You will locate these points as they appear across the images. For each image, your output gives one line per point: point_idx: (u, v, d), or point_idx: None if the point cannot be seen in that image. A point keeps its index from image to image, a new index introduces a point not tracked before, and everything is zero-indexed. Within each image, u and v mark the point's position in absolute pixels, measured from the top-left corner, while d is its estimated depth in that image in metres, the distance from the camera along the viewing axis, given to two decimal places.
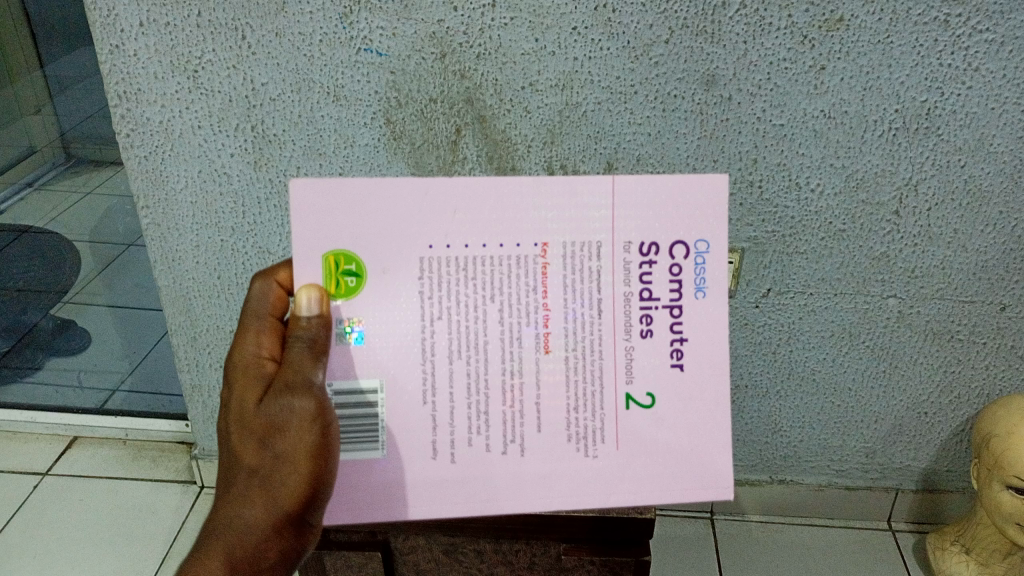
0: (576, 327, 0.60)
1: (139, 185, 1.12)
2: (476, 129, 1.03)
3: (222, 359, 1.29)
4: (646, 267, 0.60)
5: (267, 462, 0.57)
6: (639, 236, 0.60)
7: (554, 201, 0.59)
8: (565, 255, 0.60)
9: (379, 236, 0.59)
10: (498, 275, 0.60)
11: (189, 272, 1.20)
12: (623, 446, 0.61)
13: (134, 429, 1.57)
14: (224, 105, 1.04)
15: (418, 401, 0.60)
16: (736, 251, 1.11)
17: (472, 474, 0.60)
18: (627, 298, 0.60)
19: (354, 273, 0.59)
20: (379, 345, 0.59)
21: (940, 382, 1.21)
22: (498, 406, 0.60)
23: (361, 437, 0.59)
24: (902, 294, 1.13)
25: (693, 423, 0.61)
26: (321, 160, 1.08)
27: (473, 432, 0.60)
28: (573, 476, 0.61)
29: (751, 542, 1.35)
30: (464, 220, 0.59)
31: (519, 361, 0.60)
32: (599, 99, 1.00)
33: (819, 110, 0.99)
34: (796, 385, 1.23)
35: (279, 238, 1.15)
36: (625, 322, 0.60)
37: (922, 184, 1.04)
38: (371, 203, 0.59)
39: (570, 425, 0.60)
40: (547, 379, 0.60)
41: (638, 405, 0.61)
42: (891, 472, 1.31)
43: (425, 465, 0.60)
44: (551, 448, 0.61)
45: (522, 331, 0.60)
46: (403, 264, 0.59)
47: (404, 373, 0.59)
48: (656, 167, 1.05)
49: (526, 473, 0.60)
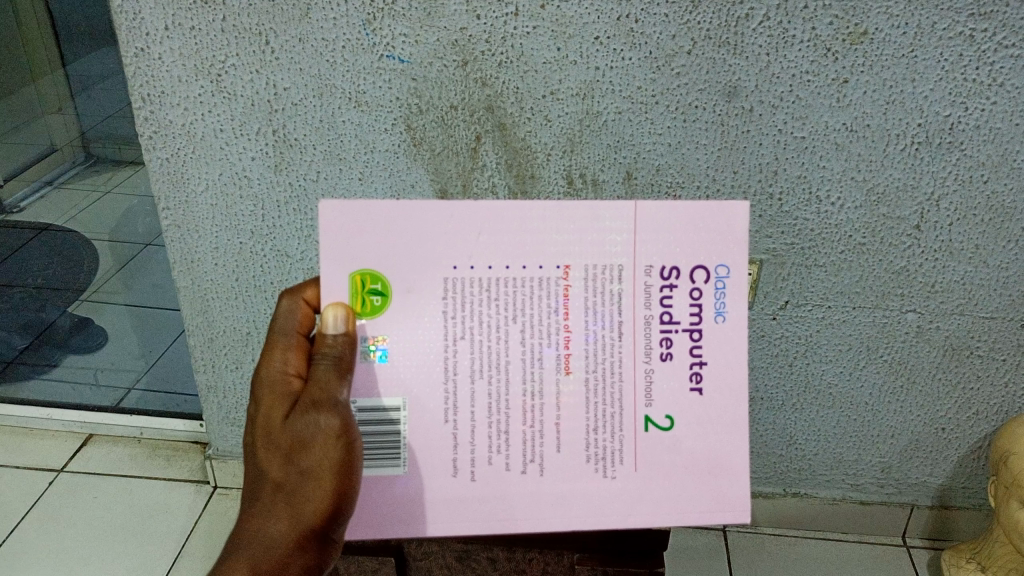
0: (596, 348, 0.61)
1: (160, 187, 1.13)
2: (497, 136, 1.03)
3: (238, 361, 1.29)
4: (667, 291, 0.62)
5: (291, 477, 0.59)
6: (660, 260, 0.61)
7: (576, 225, 0.61)
8: (587, 278, 0.61)
9: (404, 257, 0.60)
10: (520, 296, 0.61)
11: (207, 274, 1.21)
12: (641, 467, 0.62)
13: (148, 428, 1.58)
14: (247, 109, 1.05)
15: (440, 418, 0.61)
16: (755, 263, 1.10)
17: (492, 492, 0.61)
18: (648, 320, 0.61)
19: (379, 293, 0.60)
20: (402, 363, 0.60)
21: (959, 398, 1.19)
22: (518, 425, 0.61)
23: (383, 454, 0.61)
24: (922, 309, 1.12)
25: (711, 446, 0.62)
26: (341, 165, 1.08)
27: (493, 451, 0.61)
28: (591, 497, 0.62)
29: (764, 555, 1.34)
30: (488, 242, 0.61)
31: (540, 382, 0.61)
32: (619, 109, 1.00)
33: (841, 123, 0.99)
34: (812, 398, 1.22)
35: (297, 241, 1.16)
36: (646, 345, 0.61)
37: (943, 199, 1.03)
38: (398, 224, 0.60)
39: (589, 446, 0.62)
40: (567, 399, 0.61)
41: (657, 427, 0.62)
42: (907, 487, 1.30)
43: (446, 482, 0.61)
44: (570, 467, 0.62)
45: (542, 352, 0.61)
46: (428, 284, 0.60)
47: (426, 391, 0.61)
48: (676, 177, 1.05)
49: (545, 492, 0.62)
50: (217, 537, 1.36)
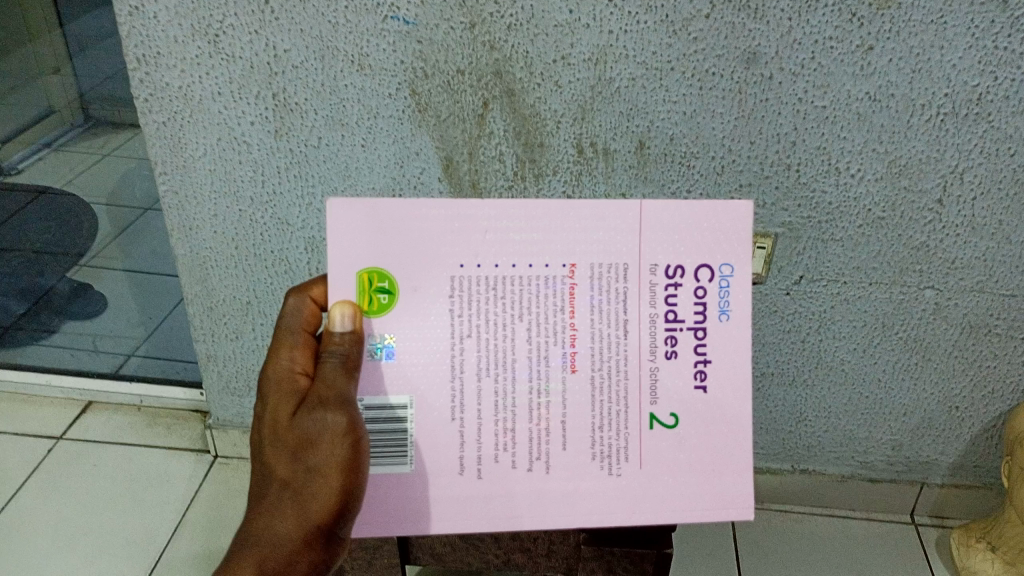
0: (602, 348, 0.66)
1: (157, 151, 1.09)
2: (505, 102, 0.99)
3: (238, 330, 1.27)
4: (671, 289, 0.66)
5: (298, 475, 0.61)
6: (665, 259, 0.66)
7: (583, 225, 0.65)
8: (592, 279, 0.65)
9: (410, 258, 0.64)
10: (528, 296, 0.65)
11: (206, 242, 1.18)
12: (645, 464, 0.66)
13: (149, 396, 1.55)
14: (245, 71, 1.01)
15: (446, 417, 0.65)
16: (769, 236, 1.07)
17: (498, 490, 0.65)
18: (653, 319, 0.66)
19: (386, 291, 0.64)
20: (408, 361, 0.65)
21: (974, 376, 1.17)
22: (524, 423, 0.65)
23: (390, 452, 0.65)
24: (940, 286, 1.09)
25: (713, 443, 0.67)
26: (343, 131, 1.04)
27: (500, 449, 0.65)
28: (598, 494, 0.66)
29: (770, 532, 1.33)
30: (496, 241, 0.65)
31: (546, 380, 0.65)
32: (633, 75, 0.96)
33: (863, 93, 0.95)
34: (823, 374, 1.20)
35: (298, 209, 1.12)
36: (651, 345, 0.66)
37: (968, 172, 1.00)
38: (405, 224, 0.64)
39: (595, 443, 0.66)
40: (572, 397, 0.66)
41: (662, 425, 0.66)
42: (917, 465, 1.28)
43: (453, 480, 0.65)
44: (575, 464, 0.66)
45: (550, 351, 0.65)
46: (435, 284, 0.64)
47: (432, 391, 0.65)
48: (690, 147, 1.01)
49: (552, 489, 0.66)
50: (218, 507, 1.35)
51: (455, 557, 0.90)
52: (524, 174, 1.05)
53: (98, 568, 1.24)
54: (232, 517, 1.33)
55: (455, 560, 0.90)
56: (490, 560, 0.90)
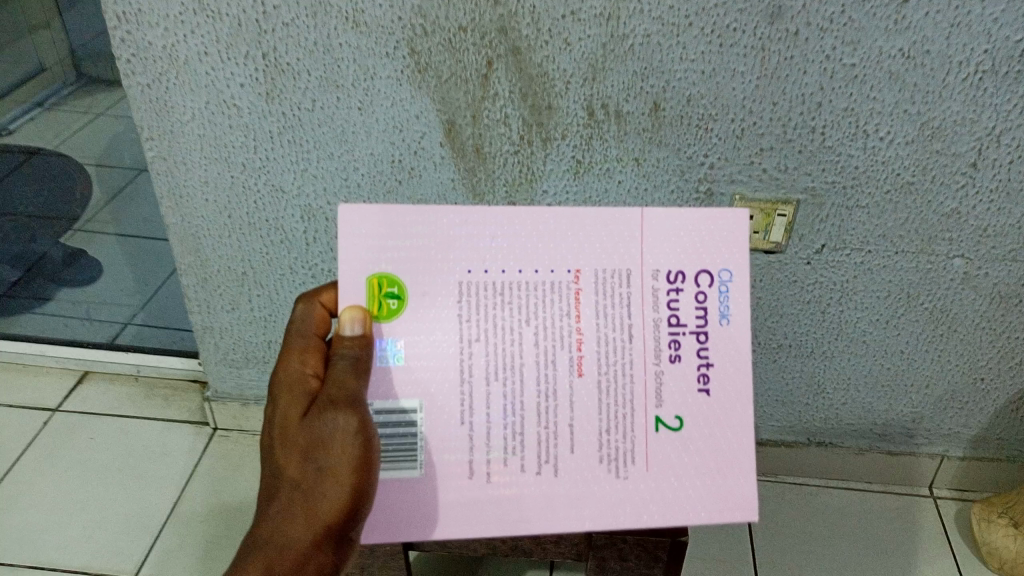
0: (607, 351, 0.65)
1: (143, 115, 1.03)
2: (510, 61, 0.93)
3: (234, 302, 1.22)
4: (674, 294, 0.65)
5: (308, 477, 0.61)
6: (667, 264, 0.65)
7: (586, 231, 0.65)
8: (596, 283, 0.65)
9: (418, 261, 0.64)
10: (533, 300, 0.65)
11: (198, 210, 1.12)
12: (653, 468, 0.64)
13: (145, 366, 1.49)
14: (233, 29, 0.94)
15: (455, 421, 0.64)
16: (791, 203, 1.01)
17: (506, 495, 0.64)
18: (657, 324, 0.65)
19: (396, 296, 0.64)
20: (418, 364, 0.64)
21: (1002, 347, 1.12)
22: (532, 427, 0.64)
23: (401, 456, 0.63)
24: (970, 254, 1.03)
25: (719, 446, 0.65)
26: (338, 93, 0.98)
27: (508, 453, 0.64)
28: (604, 499, 0.64)
29: (783, 506, 1.29)
30: (502, 248, 0.65)
31: (553, 384, 0.64)
32: (648, 31, 0.89)
33: (897, 49, 0.88)
34: (844, 346, 1.15)
35: (293, 175, 1.07)
36: (655, 347, 0.65)
37: (1005, 134, 0.93)
38: (416, 230, 0.64)
39: (601, 448, 0.65)
40: (579, 400, 0.65)
41: (668, 427, 0.65)
42: (938, 438, 1.24)
43: (461, 485, 0.64)
44: (583, 470, 0.64)
45: (556, 354, 0.65)
46: (444, 289, 0.64)
47: (441, 394, 0.64)
48: (708, 109, 0.95)
49: (559, 494, 0.64)
50: (218, 482, 1.32)
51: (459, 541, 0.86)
52: (530, 138, 0.99)
53: (97, 545, 1.21)
54: (233, 493, 1.30)
55: (460, 545, 0.87)
56: (497, 544, 0.86)
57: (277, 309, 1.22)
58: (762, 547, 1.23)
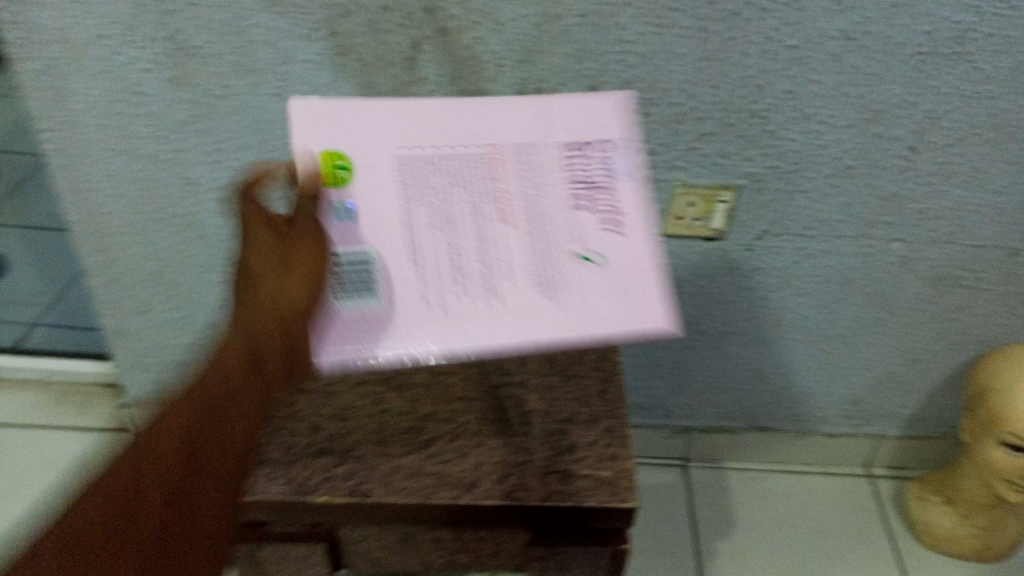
0: (516, 202, 0.63)
1: (35, 104, 0.94)
2: (439, 43, 0.87)
3: (149, 302, 1.14)
4: (580, 158, 0.65)
5: (266, 269, 0.57)
6: (570, 136, 0.66)
7: (494, 108, 0.66)
8: (514, 151, 0.65)
9: (364, 134, 0.64)
10: (448, 164, 0.64)
11: (103, 206, 1.03)
12: (569, 291, 0.62)
13: (57, 372, 1.39)
14: (132, 9, 0.86)
15: (385, 280, 0.61)
16: (732, 189, 0.98)
17: (417, 336, 0.60)
18: (563, 184, 0.64)
19: (345, 168, 0.63)
20: (365, 222, 0.62)
21: (938, 328, 1.12)
22: (446, 278, 0.62)
23: (355, 288, 0.61)
24: (908, 238, 1.03)
25: (630, 263, 0.62)
26: (253, 78, 0.91)
27: (421, 300, 0.61)
28: (514, 318, 0.61)
29: (726, 492, 1.28)
30: (420, 126, 0.65)
31: (456, 223, 0.62)
32: (583, 12, 0.84)
33: (837, 31, 0.85)
34: (786, 332, 1.14)
35: (206, 167, 0.99)
36: (562, 197, 0.63)
37: (944, 117, 0.92)
38: (352, 113, 0.65)
39: (514, 273, 0.62)
40: (490, 239, 0.62)
41: (581, 261, 0.62)
42: (877, 419, 1.24)
43: (391, 330, 0.61)
44: (495, 312, 0.61)
45: (468, 209, 0.63)
46: (381, 157, 0.64)
47: (379, 240, 0.62)
48: (647, 93, 0.91)
49: (472, 330, 0.60)
50: None
51: (396, 563, 0.81)
52: None
53: None
54: None
55: (392, 565, 0.81)
56: (435, 562, 0.82)
57: (196, 308, 1.14)
58: (705, 534, 1.22)
